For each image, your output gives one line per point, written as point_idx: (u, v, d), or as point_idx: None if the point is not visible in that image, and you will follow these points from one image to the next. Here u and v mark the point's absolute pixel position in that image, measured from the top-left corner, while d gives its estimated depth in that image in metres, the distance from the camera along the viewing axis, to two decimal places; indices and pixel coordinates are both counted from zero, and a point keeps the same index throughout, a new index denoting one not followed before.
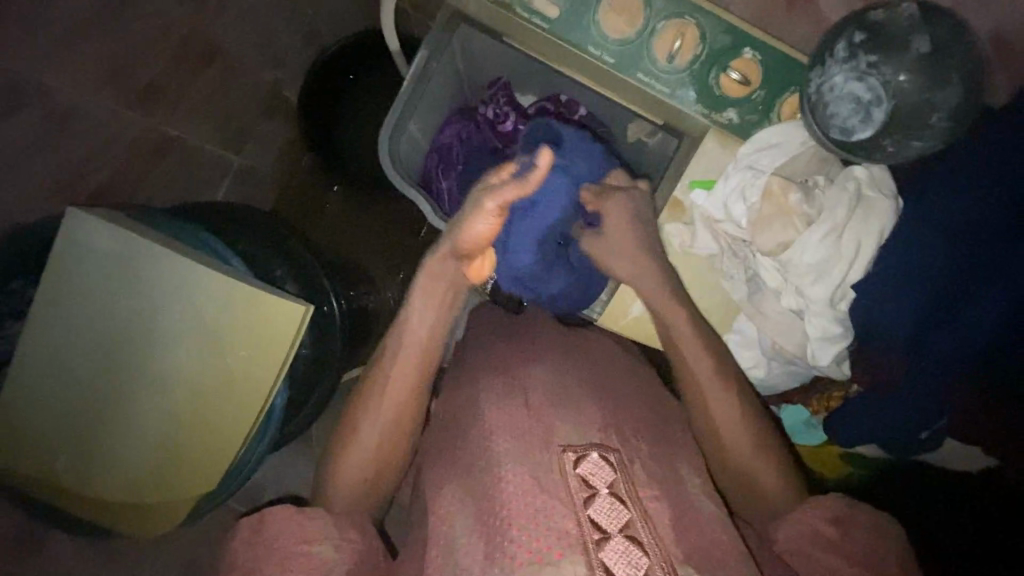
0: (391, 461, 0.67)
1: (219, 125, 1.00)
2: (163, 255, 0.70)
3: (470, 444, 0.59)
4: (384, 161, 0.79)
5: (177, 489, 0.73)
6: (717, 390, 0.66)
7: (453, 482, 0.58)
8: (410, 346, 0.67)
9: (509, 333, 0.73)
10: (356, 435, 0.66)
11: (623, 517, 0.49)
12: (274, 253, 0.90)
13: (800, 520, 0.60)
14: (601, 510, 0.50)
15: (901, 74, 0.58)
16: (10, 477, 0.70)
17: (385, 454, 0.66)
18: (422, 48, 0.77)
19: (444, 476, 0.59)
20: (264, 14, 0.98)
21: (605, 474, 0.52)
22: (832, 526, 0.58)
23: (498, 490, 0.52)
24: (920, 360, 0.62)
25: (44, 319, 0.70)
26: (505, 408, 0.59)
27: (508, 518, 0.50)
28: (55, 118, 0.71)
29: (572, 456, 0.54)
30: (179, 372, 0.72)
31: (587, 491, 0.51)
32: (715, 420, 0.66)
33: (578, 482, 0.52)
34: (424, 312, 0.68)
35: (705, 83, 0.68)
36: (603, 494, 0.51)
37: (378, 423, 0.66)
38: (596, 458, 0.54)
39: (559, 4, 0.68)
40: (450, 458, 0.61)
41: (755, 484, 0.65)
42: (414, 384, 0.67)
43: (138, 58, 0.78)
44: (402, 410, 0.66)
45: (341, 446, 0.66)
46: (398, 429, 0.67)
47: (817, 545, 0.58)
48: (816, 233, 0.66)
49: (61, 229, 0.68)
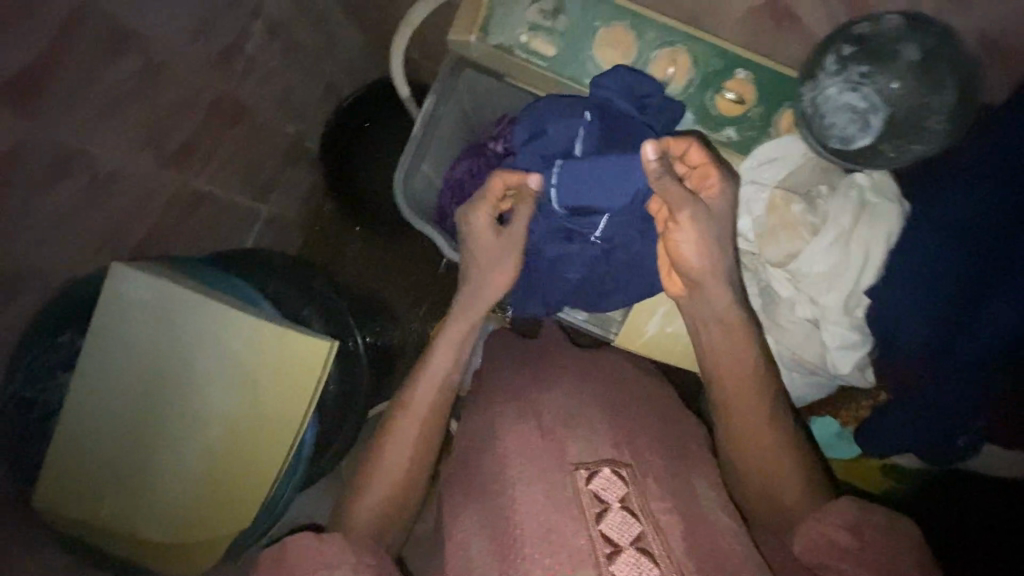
0: (412, 480, 0.69)
1: (244, 177, 1.07)
2: (198, 301, 0.74)
3: (489, 468, 0.60)
4: (398, 198, 0.83)
5: (210, 527, 0.76)
6: (736, 406, 0.65)
7: (470, 510, 0.58)
8: (428, 378, 0.71)
9: (529, 358, 0.74)
10: (381, 453, 0.69)
11: (634, 530, 0.50)
12: (303, 296, 0.94)
13: (817, 531, 0.56)
14: (613, 524, 0.50)
15: (893, 82, 0.61)
16: (61, 520, 0.74)
17: (411, 473, 0.69)
18: (431, 92, 0.81)
19: (462, 502, 0.60)
20: (284, 72, 1.06)
21: (617, 489, 0.53)
22: (849, 535, 0.54)
23: (512, 511, 0.54)
24: (938, 365, 0.62)
25: (89, 368, 0.74)
26: (518, 432, 0.60)
27: (522, 537, 0.51)
28: (99, 181, 0.77)
29: (584, 473, 0.54)
30: (213, 412, 0.76)
31: (599, 506, 0.52)
32: (735, 431, 0.65)
33: (590, 498, 0.52)
34: (446, 350, 0.71)
35: (702, 104, 0.71)
36: (615, 509, 0.51)
37: (404, 444, 0.69)
38: (608, 473, 0.54)
39: (555, 43, 0.72)
40: (467, 485, 0.62)
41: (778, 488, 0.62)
42: (436, 412, 0.70)
43: (171, 122, 0.85)
44: (426, 419, 0.70)
45: (364, 472, 0.69)
46: (418, 454, 0.69)
47: (835, 557, 0.54)
48: (823, 241, 0.66)
49: (106, 286, 0.73)
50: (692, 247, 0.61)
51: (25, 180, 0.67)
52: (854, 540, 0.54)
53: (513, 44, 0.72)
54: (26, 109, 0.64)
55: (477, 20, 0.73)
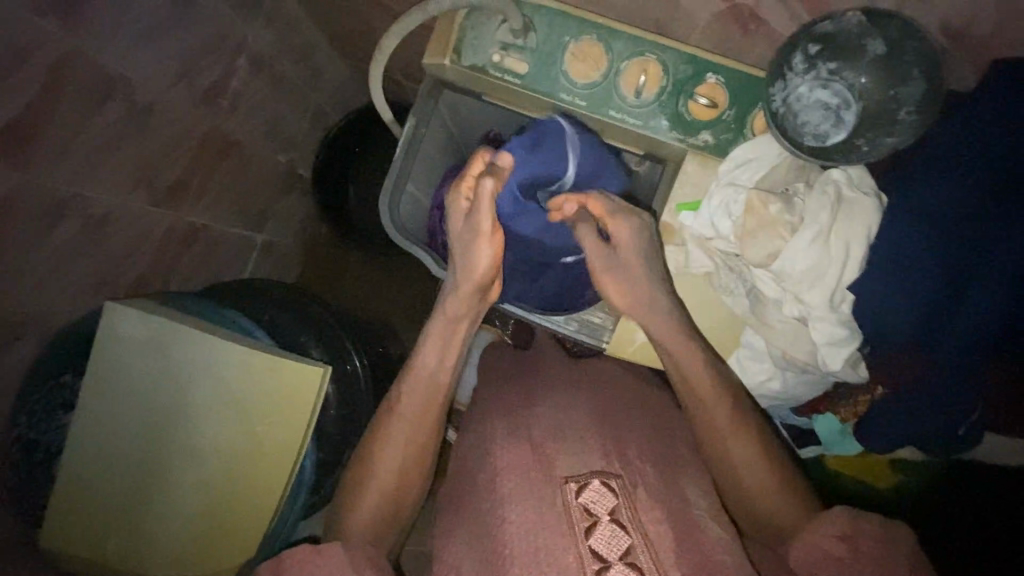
0: (406, 495, 0.72)
1: (241, 209, 1.10)
2: (190, 335, 0.75)
3: (482, 483, 0.61)
4: (386, 224, 0.84)
5: (216, 558, 0.76)
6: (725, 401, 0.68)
7: (465, 524, 0.61)
8: (420, 380, 0.73)
9: (512, 376, 0.75)
10: (374, 466, 0.70)
11: (624, 543, 0.52)
12: (295, 320, 0.95)
13: (807, 540, 0.60)
14: (602, 539, 0.53)
15: (862, 77, 0.61)
16: (69, 560, 0.75)
17: (404, 481, 0.71)
18: (410, 115, 0.82)
19: (454, 519, 0.63)
20: (273, 104, 1.08)
21: (606, 501, 0.55)
22: (841, 544, 0.58)
23: (504, 528, 0.56)
24: (928, 354, 0.63)
25: (90, 409, 0.75)
26: (512, 449, 0.61)
27: (509, 556, 0.54)
28: (93, 224, 0.79)
29: (574, 486, 0.56)
30: (213, 445, 0.76)
31: (588, 521, 0.54)
32: (728, 444, 0.67)
33: (580, 511, 0.55)
34: (433, 348, 0.73)
35: (675, 111, 0.72)
36: (604, 522, 0.54)
37: (393, 455, 0.71)
38: (597, 485, 0.56)
39: (528, 61, 0.73)
40: (462, 502, 0.63)
41: (770, 493, 0.65)
42: (427, 415, 0.72)
43: (163, 161, 0.87)
44: (417, 420, 0.72)
45: (358, 474, 0.71)
46: (412, 461, 0.72)
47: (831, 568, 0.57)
48: (804, 237, 0.64)
49: (101, 324, 0.74)
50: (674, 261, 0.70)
51: (16, 232, 0.68)
52: (841, 535, 0.58)
53: (486, 64, 0.74)
54: (11, 160, 0.65)
55: (451, 44, 0.74)
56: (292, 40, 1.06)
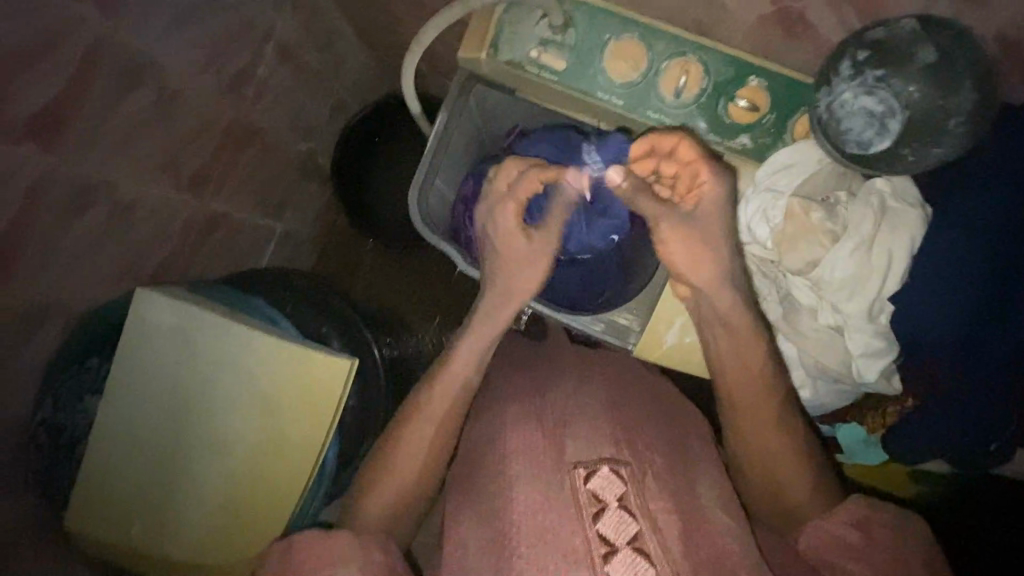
0: (417, 498, 0.71)
1: (262, 197, 1.09)
2: (220, 324, 0.76)
3: (493, 463, 0.62)
4: (414, 218, 0.82)
5: (236, 543, 0.76)
6: (754, 398, 0.66)
7: (473, 502, 0.62)
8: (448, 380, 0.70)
9: (527, 365, 0.75)
10: (389, 470, 0.70)
11: (631, 530, 0.53)
12: (319, 310, 0.95)
13: (825, 532, 0.60)
14: (610, 523, 0.53)
15: (911, 86, 0.58)
16: (91, 541, 0.76)
17: (418, 485, 0.70)
18: (443, 110, 0.80)
19: (463, 499, 0.64)
20: (297, 92, 1.07)
21: (615, 488, 0.55)
22: (857, 534, 0.59)
23: (509, 509, 0.57)
24: (968, 367, 0.62)
25: (119, 393, 0.76)
26: (521, 432, 0.62)
27: (516, 536, 0.55)
28: (120, 210, 0.78)
29: (582, 472, 0.57)
30: (239, 433, 0.77)
31: (596, 506, 0.54)
32: (750, 438, 0.67)
33: (588, 496, 0.55)
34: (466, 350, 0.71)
35: (714, 112, 0.71)
36: (613, 508, 0.54)
37: (409, 461, 0.70)
38: (606, 472, 0.56)
39: (565, 58, 0.72)
40: (470, 484, 0.64)
41: (783, 484, 0.66)
42: (450, 417, 0.71)
43: (191, 147, 0.87)
44: (441, 424, 0.70)
45: (375, 476, 0.70)
46: (427, 466, 0.71)
47: (842, 556, 0.58)
48: (844, 248, 0.65)
49: (131, 308, 0.74)
50: (683, 260, 0.64)
51: (45, 219, 0.68)
52: (860, 540, 0.58)
53: (523, 60, 0.73)
54: (44, 144, 0.65)
55: (487, 38, 0.73)
56: (318, 28, 1.05)
